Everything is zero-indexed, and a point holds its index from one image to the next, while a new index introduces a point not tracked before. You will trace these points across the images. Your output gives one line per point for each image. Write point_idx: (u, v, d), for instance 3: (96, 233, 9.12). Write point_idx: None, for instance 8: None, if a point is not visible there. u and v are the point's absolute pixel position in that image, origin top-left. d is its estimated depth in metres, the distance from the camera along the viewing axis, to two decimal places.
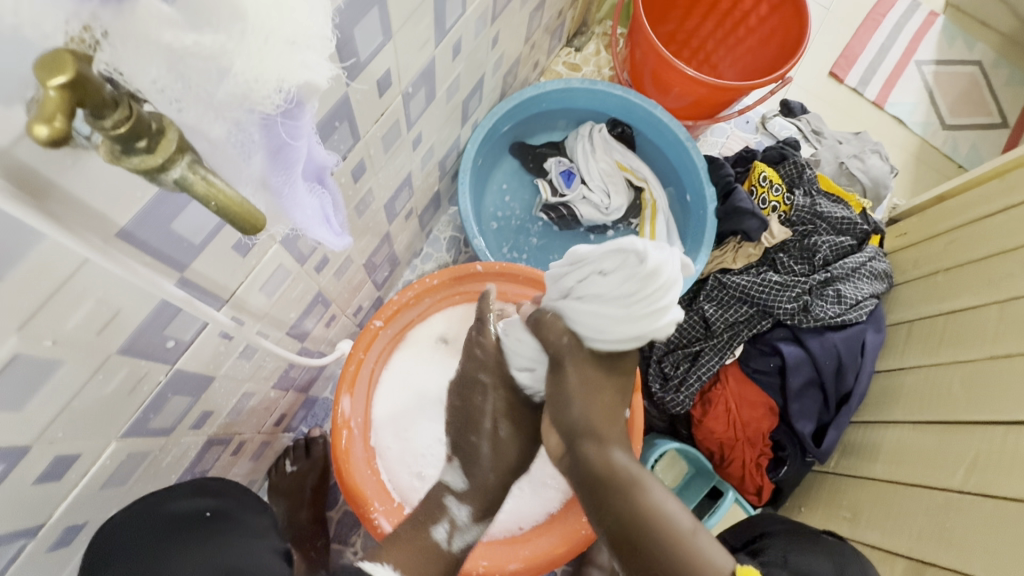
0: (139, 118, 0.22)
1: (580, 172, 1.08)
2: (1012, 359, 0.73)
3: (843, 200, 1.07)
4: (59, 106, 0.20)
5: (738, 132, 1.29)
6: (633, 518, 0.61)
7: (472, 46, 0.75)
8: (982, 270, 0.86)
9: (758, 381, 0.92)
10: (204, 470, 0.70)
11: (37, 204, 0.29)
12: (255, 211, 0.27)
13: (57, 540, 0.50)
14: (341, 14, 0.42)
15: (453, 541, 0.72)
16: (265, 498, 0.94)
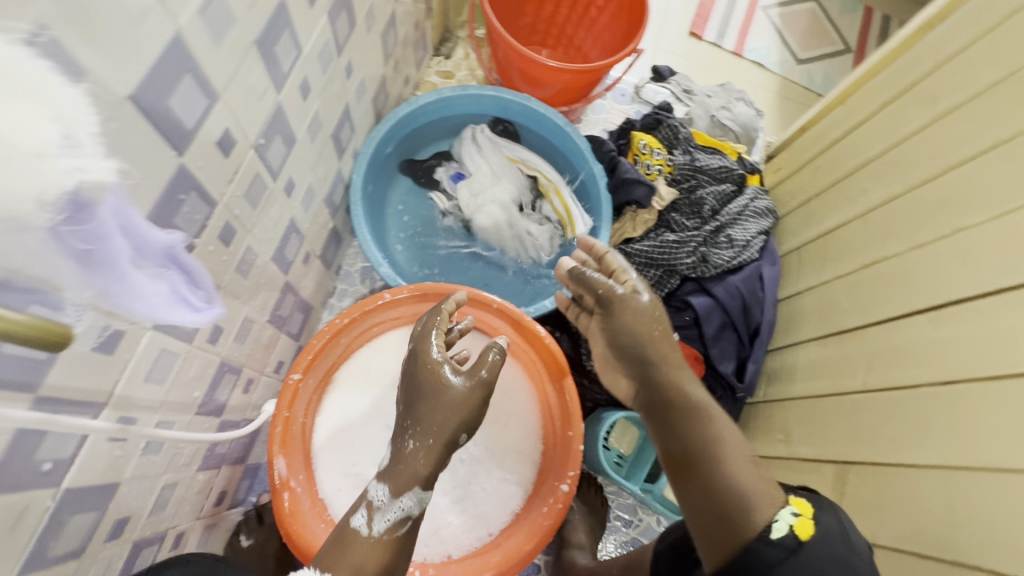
0: None
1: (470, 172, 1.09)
2: (880, 264, 0.81)
3: (718, 150, 1.15)
4: None
5: (617, 106, 1.34)
6: (699, 446, 0.68)
7: (325, 82, 0.75)
8: (842, 189, 0.95)
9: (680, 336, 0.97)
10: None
11: None
12: (59, 329, 0.33)
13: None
14: (142, 88, 0.41)
15: (373, 525, 0.66)
16: None
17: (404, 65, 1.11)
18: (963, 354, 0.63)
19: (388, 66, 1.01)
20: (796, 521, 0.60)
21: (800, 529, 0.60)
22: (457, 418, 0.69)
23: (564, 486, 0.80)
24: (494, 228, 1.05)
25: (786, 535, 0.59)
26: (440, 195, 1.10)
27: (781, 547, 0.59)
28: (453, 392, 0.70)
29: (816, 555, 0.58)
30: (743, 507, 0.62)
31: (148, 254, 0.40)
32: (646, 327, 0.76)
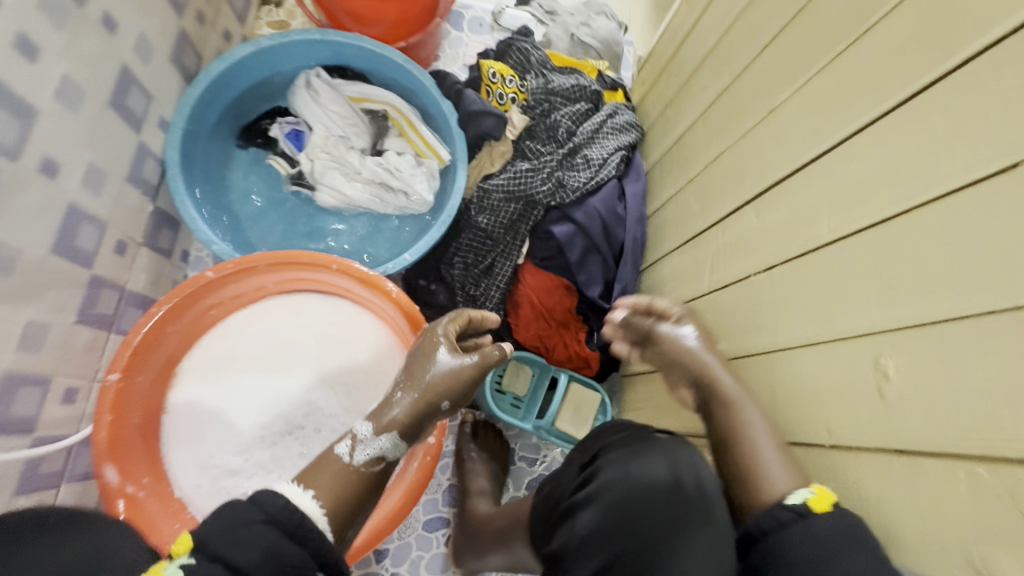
0: None
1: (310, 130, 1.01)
2: (718, 161, 0.78)
3: (576, 69, 1.09)
4: None
5: (475, 37, 1.24)
6: (731, 429, 0.59)
7: (65, 43, 0.65)
8: (689, 91, 0.91)
9: (549, 268, 0.95)
10: None
11: None
12: None
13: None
14: None
15: (355, 456, 0.65)
16: None
17: (215, 18, 0.99)
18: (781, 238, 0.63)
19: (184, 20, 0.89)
20: (812, 492, 0.50)
21: (816, 501, 0.49)
22: (449, 387, 0.72)
23: (432, 439, 0.78)
24: (354, 190, 0.99)
25: (797, 504, 0.49)
26: (280, 159, 1.02)
27: (790, 514, 0.49)
28: (442, 364, 0.73)
29: (822, 528, 0.47)
30: (764, 475, 0.54)
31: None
32: (694, 359, 0.66)
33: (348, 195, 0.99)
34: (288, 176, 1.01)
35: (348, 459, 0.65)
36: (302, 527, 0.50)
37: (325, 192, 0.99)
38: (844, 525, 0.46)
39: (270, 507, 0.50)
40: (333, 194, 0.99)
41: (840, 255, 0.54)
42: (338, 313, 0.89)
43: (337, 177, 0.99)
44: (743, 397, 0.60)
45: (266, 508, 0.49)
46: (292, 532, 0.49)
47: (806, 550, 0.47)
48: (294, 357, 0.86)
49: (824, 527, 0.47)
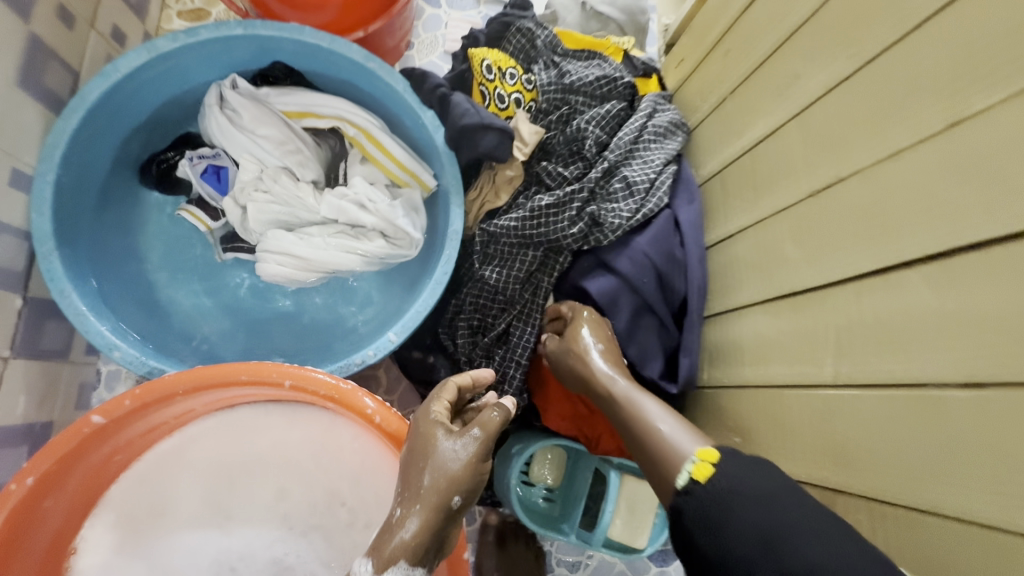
0: None
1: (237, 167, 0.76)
2: (837, 189, 0.53)
3: (596, 50, 0.81)
4: None
5: (456, 13, 0.95)
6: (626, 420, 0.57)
7: None
8: (765, 79, 0.65)
9: None
10: None
11: None
12: None
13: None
14: None
15: None
16: None
17: (94, 16, 0.71)
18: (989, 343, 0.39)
19: (34, 25, 0.61)
20: (692, 466, 0.48)
21: (697, 474, 0.47)
22: (462, 487, 0.49)
23: None
24: (314, 249, 0.72)
25: (685, 484, 0.48)
26: (195, 211, 0.76)
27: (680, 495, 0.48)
28: (445, 457, 0.49)
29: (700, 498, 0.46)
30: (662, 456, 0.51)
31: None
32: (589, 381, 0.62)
33: (307, 258, 0.72)
34: (215, 235, 0.77)
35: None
36: None
37: (270, 260, 0.72)
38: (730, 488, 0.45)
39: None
40: (288, 260, 0.72)
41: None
42: (306, 426, 0.63)
43: (289, 238, 0.73)
44: (633, 391, 0.59)
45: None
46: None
47: (700, 521, 0.45)
48: (248, 498, 0.62)
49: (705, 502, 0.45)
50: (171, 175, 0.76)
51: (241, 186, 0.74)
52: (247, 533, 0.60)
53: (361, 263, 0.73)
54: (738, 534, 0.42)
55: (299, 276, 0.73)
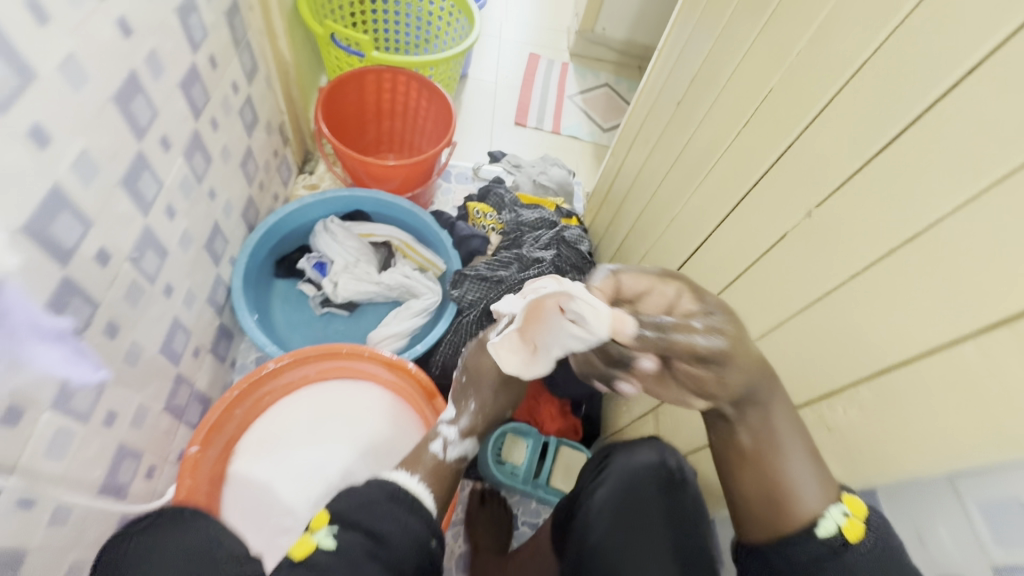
0: None
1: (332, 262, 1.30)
2: (648, 256, 1.11)
3: (539, 205, 1.45)
4: None
5: (461, 186, 1.63)
6: (768, 434, 0.56)
7: (188, 203, 0.94)
8: (625, 211, 1.27)
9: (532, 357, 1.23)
10: None
11: None
12: None
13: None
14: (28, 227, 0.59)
15: (448, 453, 0.69)
16: None
17: (269, 184, 1.34)
18: None
19: (251, 188, 1.22)
20: (845, 521, 0.51)
21: (849, 532, 0.50)
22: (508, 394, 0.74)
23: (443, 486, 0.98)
24: (398, 320, 1.25)
25: (832, 535, 0.51)
26: (308, 286, 1.30)
27: (824, 546, 0.51)
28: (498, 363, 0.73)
29: (857, 563, 0.49)
30: (797, 503, 0.53)
31: (63, 337, 0.62)
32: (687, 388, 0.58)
33: (394, 332, 1.23)
34: (315, 298, 1.29)
35: (443, 455, 0.69)
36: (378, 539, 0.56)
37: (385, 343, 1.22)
38: (884, 558, 0.48)
39: (381, 490, 0.60)
40: (392, 338, 1.23)
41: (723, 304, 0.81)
42: (368, 392, 1.07)
43: (381, 330, 1.24)
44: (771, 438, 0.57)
45: (384, 488, 0.60)
46: (411, 506, 0.60)
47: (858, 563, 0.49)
48: (332, 434, 1.02)
49: (861, 564, 0.48)
50: (291, 267, 1.32)
51: (335, 271, 1.29)
52: (330, 452, 0.99)
53: (420, 317, 1.26)
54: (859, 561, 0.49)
55: (399, 344, 1.24)
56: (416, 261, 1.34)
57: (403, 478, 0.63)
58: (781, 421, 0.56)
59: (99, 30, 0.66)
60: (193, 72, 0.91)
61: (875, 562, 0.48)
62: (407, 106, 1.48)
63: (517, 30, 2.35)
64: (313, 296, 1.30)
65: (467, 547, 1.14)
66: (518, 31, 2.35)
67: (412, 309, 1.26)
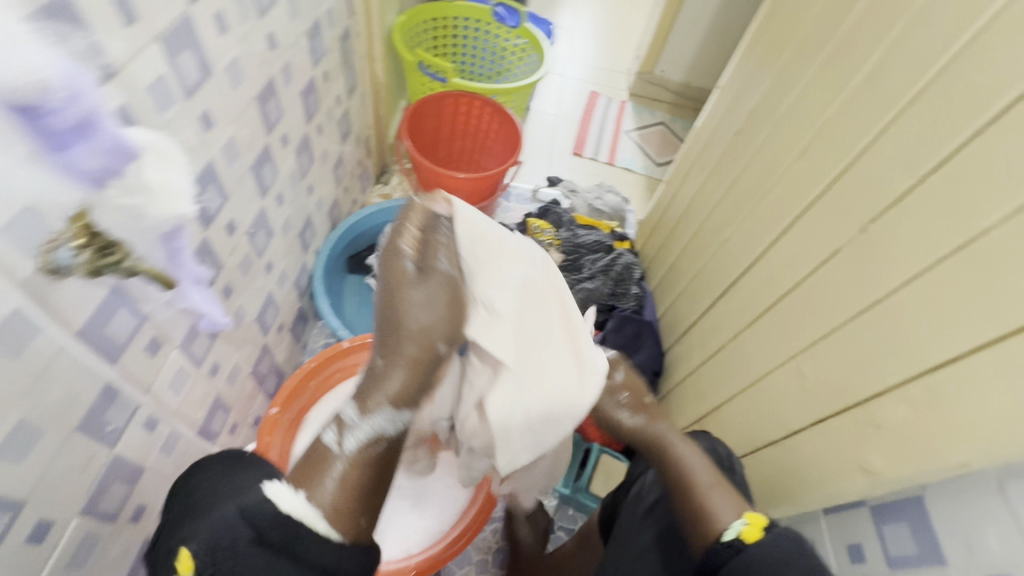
0: (125, 251, 0.49)
1: None
2: (698, 274, 1.15)
3: (594, 226, 1.53)
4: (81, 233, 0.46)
5: (519, 205, 1.74)
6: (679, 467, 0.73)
7: (292, 194, 1.08)
8: (676, 234, 1.32)
9: None
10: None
11: (57, 316, 0.52)
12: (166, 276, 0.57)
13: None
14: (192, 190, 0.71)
15: (343, 442, 0.64)
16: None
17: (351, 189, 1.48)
18: (742, 316, 0.94)
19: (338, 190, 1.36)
20: (743, 528, 0.61)
21: (746, 535, 0.60)
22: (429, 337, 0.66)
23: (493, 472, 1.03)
24: None
25: (733, 539, 0.61)
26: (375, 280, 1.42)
27: (728, 549, 0.61)
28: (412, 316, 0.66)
29: (757, 555, 0.58)
30: (712, 516, 0.65)
31: (203, 284, 0.72)
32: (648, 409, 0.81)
33: None
34: None
35: (337, 448, 0.64)
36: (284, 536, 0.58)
37: None
38: (774, 552, 0.57)
39: (258, 516, 0.58)
40: None
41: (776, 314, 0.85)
42: None
43: None
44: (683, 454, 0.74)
45: (250, 522, 0.58)
46: (279, 543, 0.57)
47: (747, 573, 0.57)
48: None
49: (760, 556, 0.57)
50: (361, 263, 1.44)
51: None
52: None
53: None
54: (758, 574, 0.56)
55: None
56: None
57: (286, 500, 0.59)
58: (694, 460, 0.73)
59: (257, 42, 0.81)
60: (311, 84, 1.06)
61: (773, 559, 0.56)
62: (478, 128, 1.61)
63: (578, 69, 2.50)
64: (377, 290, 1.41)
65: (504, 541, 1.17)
66: (579, 70, 2.50)
67: None
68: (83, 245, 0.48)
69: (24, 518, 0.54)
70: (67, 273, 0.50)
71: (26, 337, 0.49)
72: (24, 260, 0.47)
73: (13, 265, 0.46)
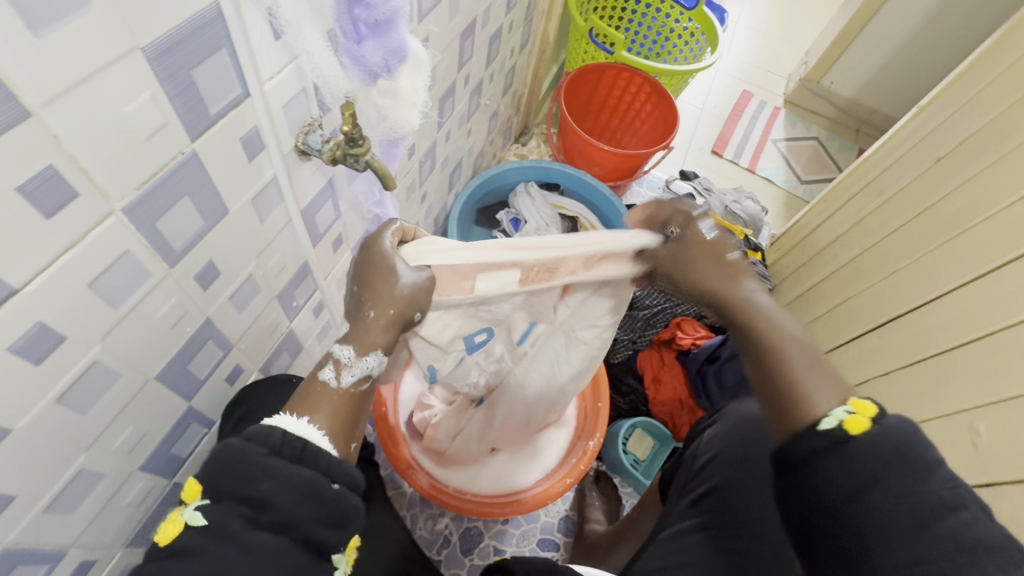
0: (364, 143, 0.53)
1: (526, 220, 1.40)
2: (848, 301, 1.06)
3: (729, 230, 1.45)
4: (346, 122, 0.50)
5: (650, 193, 1.69)
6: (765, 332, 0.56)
7: (456, 134, 1.12)
8: (819, 259, 1.23)
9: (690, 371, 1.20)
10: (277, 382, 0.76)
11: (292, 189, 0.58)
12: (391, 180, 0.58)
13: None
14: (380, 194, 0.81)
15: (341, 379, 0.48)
16: (400, 510, 1.14)
17: (496, 143, 1.51)
18: (902, 354, 0.87)
19: (487, 141, 1.40)
20: (847, 415, 0.47)
21: (851, 425, 0.46)
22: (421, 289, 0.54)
23: (592, 444, 0.99)
24: None
25: (833, 428, 0.47)
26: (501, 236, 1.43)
27: (825, 439, 0.47)
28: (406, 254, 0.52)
29: (860, 450, 0.45)
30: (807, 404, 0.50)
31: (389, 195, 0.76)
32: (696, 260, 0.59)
33: None
34: None
35: (333, 383, 0.48)
36: (306, 456, 0.42)
37: None
38: (888, 443, 0.45)
39: (263, 441, 0.41)
40: None
41: (955, 364, 0.76)
42: None
43: None
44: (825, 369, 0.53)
45: (264, 438, 0.41)
46: (295, 460, 0.41)
47: (852, 485, 0.44)
48: None
49: (863, 455, 0.45)
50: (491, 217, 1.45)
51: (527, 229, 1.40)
52: None
53: None
54: (870, 512, 0.44)
55: None
56: (598, 241, 1.41)
57: (287, 424, 0.44)
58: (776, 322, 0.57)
59: None
60: (498, 31, 1.08)
61: (883, 450, 0.44)
62: (630, 105, 1.58)
63: (734, 65, 2.35)
64: None
65: (573, 513, 1.18)
66: (735, 67, 2.35)
67: None
68: (341, 132, 0.52)
69: (230, 359, 0.62)
70: (312, 156, 0.57)
71: (271, 205, 0.56)
72: (288, 135, 0.53)
73: (283, 139, 0.52)
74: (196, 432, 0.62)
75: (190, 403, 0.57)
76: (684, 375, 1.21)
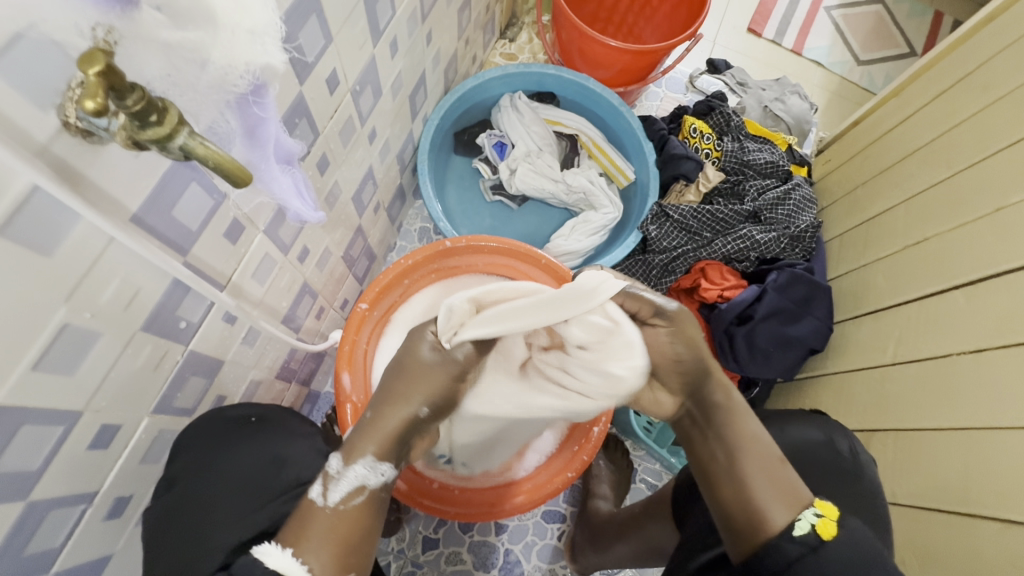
0: (149, 100, 0.29)
1: (514, 145, 1.14)
2: (926, 242, 0.82)
3: (769, 140, 1.15)
4: (97, 86, 0.28)
5: (670, 93, 1.36)
6: (733, 444, 0.57)
7: (407, 43, 0.83)
8: (886, 180, 0.96)
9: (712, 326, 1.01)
10: (189, 411, 0.61)
11: (76, 192, 0.35)
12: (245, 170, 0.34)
13: (135, 517, 0.58)
14: (268, 226, 0.60)
15: (329, 495, 0.53)
16: None
17: (473, 43, 1.19)
18: (1001, 326, 0.65)
19: (459, 44, 1.09)
20: (817, 521, 0.50)
21: (821, 530, 0.50)
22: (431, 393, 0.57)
23: (595, 430, 0.84)
24: (573, 230, 1.10)
25: (806, 534, 0.50)
26: (484, 165, 1.17)
27: (799, 546, 0.49)
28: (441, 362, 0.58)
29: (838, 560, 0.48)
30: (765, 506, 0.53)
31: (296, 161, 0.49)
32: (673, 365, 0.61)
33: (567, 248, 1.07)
34: (489, 181, 1.17)
35: (322, 500, 0.53)
36: None
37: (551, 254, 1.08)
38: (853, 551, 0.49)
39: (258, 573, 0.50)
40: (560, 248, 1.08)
41: None
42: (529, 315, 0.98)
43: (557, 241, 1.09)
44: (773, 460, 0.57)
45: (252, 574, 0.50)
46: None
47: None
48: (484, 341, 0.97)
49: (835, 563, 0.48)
50: (472, 143, 1.18)
51: (514, 155, 1.14)
52: None
53: (597, 234, 1.10)
54: None
55: (572, 262, 1.09)
56: (604, 165, 1.14)
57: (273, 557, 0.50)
58: (744, 424, 0.58)
59: None
60: None
61: (847, 562, 0.48)
62: None
63: None
64: (485, 177, 1.17)
65: (579, 482, 1.08)
66: None
67: (590, 222, 1.10)
68: (110, 104, 0.29)
69: (87, 425, 0.46)
70: (106, 137, 0.34)
71: (54, 230, 0.35)
72: (39, 115, 0.31)
73: (22, 118, 0.30)
74: (68, 513, 0.48)
75: (29, 498, 0.42)
76: (708, 331, 1.02)
